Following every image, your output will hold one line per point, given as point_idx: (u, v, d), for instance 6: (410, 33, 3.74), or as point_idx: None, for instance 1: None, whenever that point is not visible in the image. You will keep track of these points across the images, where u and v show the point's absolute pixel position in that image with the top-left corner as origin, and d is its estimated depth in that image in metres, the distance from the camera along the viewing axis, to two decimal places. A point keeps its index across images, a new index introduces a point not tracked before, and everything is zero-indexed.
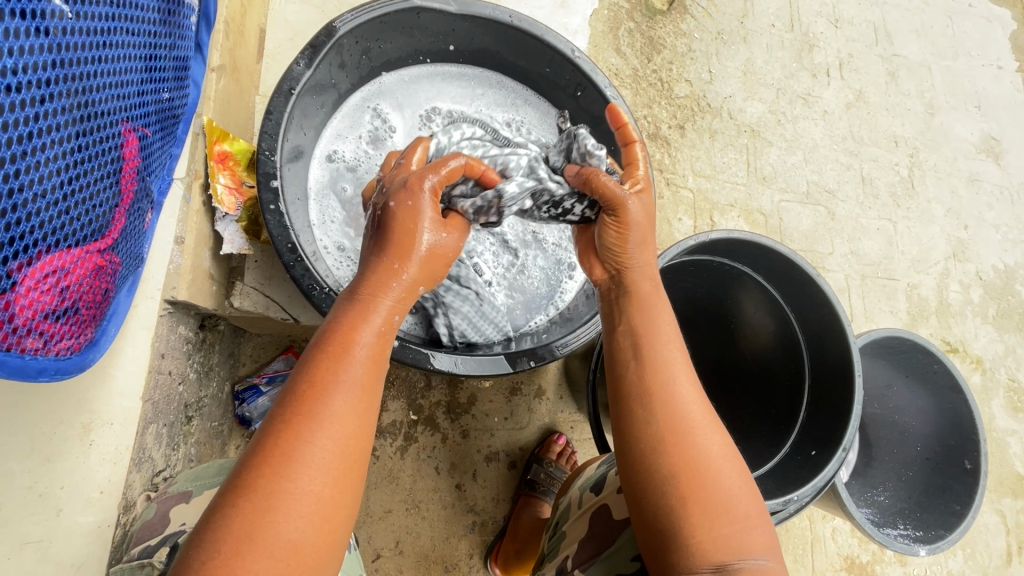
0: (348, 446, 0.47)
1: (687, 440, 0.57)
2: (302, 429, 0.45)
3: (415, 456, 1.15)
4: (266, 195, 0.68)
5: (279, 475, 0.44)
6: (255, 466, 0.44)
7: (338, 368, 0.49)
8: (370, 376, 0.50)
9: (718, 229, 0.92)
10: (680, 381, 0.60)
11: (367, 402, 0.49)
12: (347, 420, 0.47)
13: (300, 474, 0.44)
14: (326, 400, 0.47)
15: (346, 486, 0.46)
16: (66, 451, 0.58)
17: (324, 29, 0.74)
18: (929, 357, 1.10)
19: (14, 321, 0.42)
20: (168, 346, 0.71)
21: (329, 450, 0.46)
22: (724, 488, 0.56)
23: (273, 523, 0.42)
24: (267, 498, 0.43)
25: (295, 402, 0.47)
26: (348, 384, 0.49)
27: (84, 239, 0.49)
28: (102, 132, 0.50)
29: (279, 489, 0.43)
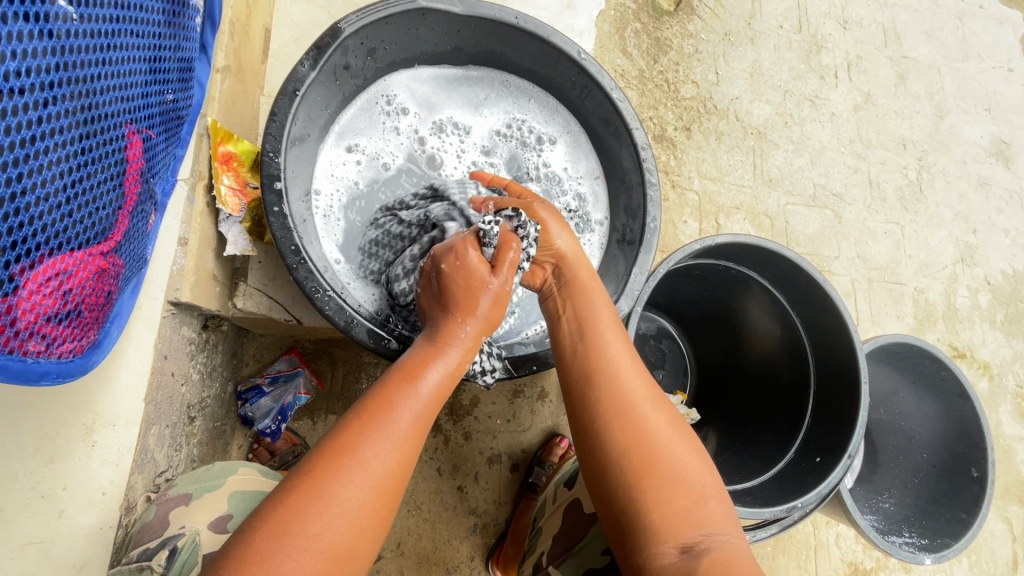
0: (402, 460, 0.52)
1: (616, 381, 0.62)
2: (364, 438, 0.51)
3: (417, 457, 1.15)
4: (270, 197, 0.67)
5: (334, 474, 0.48)
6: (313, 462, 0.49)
7: (410, 390, 0.56)
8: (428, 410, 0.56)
9: (725, 233, 0.91)
10: (610, 334, 0.66)
11: (421, 429, 0.55)
12: (404, 438, 0.53)
13: (353, 478, 0.48)
14: (389, 416, 0.53)
15: (387, 498, 0.50)
16: (70, 452, 0.58)
17: (329, 30, 0.74)
18: (937, 364, 1.09)
19: (16, 324, 0.42)
20: (170, 347, 0.71)
21: (387, 462, 0.50)
22: (658, 424, 0.60)
23: (315, 518, 0.46)
24: (317, 493, 0.47)
25: (366, 411, 0.53)
26: (409, 410, 0.54)
27: (87, 241, 0.49)
28: (105, 134, 0.50)
29: (329, 488, 0.47)
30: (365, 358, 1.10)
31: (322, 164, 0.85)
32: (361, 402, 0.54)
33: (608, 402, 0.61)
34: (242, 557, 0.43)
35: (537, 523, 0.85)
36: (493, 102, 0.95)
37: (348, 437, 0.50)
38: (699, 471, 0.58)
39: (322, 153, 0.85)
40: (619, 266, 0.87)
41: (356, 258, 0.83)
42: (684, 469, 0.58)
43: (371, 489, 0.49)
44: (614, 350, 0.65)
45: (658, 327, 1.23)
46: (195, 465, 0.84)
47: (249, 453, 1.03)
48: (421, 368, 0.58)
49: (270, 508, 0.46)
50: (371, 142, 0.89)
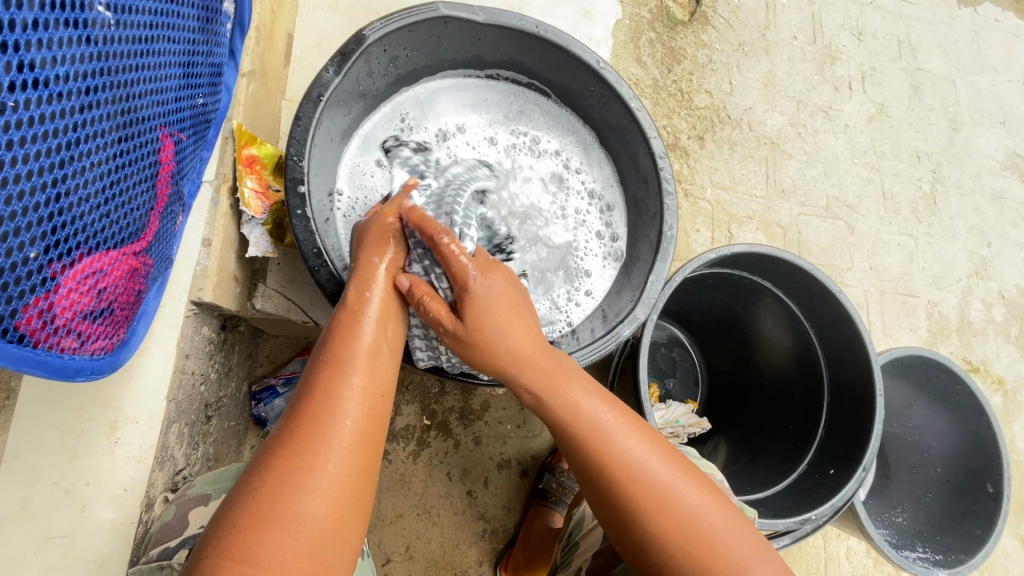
0: (359, 421, 0.52)
1: (614, 462, 0.58)
2: (315, 413, 0.50)
3: (427, 461, 1.16)
4: (293, 200, 0.68)
5: (294, 453, 0.48)
6: (278, 441, 0.49)
7: (348, 355, 0.55)
8: (375, 358, 0.56)
9: (739, 242, 0.91)
10: (597, 415, 0.60)
11: (372, 393, 0.54)
12: (355, 404, 0.52)
13: (311, 453, 0.48)
14: (331, 382, 0.52)
15: (357, 463, 0.50)
16: (93, 448, 0.59)
17: (353, 37, 0.75)
18: (951, 378, 1.08)
19: (55, 320, 0.43)
20: (192, 346, 0.72)
21: (342, 429, 0.50)
22: (679, 493, 0.58)
23: (290, 500, 0.46)
24: (286, 476, 0.47)
25: (309, 387, 0.52)
26: (354, 364, 0.54)
27: (121, 241, 0.50)
28: (140, 137, 0.51)
29: (291, 467, 0.48)
30: None
31: (344, 167, 0.86)
32: (307, 372, 0.54)
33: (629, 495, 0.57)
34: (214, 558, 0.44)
35: (574, 536, 0.85)
36: (511, 111, 0.96)
37: (297, 422, 0.50)
38: (707, 512, 0.57)
39: (341, 156, 0.86)
40: (635, 275, 0.88)
41: None
42: (720, 543, 0.56)
43: (336, 461, 0.49)
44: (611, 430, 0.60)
45: (670, 336, 1.23)
46: (210, 464, 0.85)
47: None
48: (353, 326, 0.57)
49: (242, 501, 0.46)
50: (393, 149, 0.90)
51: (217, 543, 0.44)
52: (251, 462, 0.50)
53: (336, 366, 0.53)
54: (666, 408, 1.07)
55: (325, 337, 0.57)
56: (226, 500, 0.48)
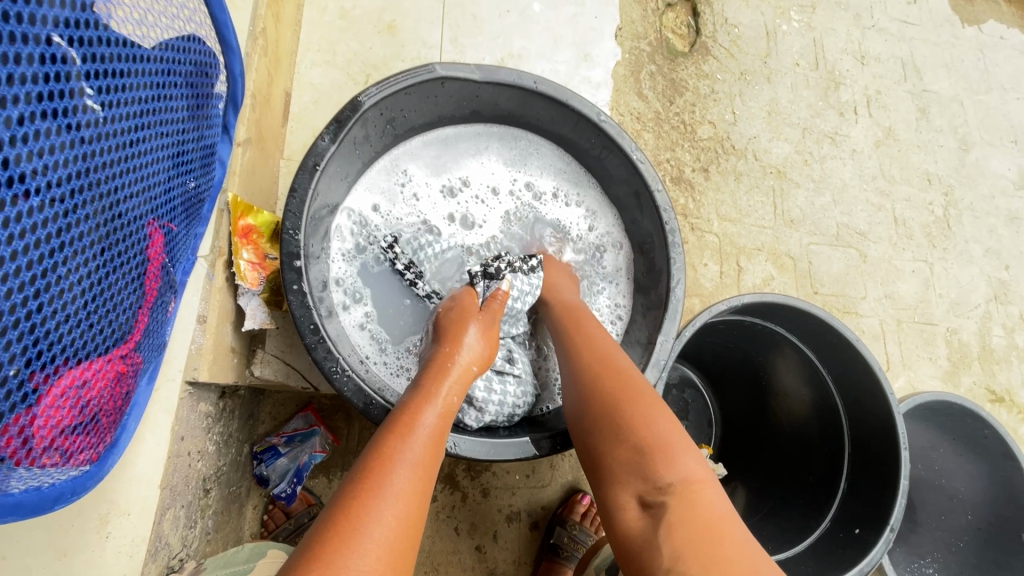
0: (410, 523, 0.50)
1: (639, 409, 0.62)
2: (369, 507, 0.48)
3: (434, 516, 1.12)
4: (289, 275, 0.67)
5: (340, 550, 0.45)
6: (322, 536, 0.46)
7: (409, 451, 0.54)
8: (429, 456, 0.55)
9: (750, 292, 0.88)
10: (602, 340, 0.73)
11: (424, 494, 0.53)
12: (410, 504, 0.51)
13: (362, 552, 0.45)
14: (389, 478, 0.51)
15: (400, 571, 0.47)
16: (84, 544, 0.57)
17: (349, 103, 0.74)
18: (978, 422, 1.03)
19: (29, 441, 0.41)
20: (187, 427, 0.69)
21: (394, 529, 0.48)
22: (654, 399, 0.64)
23: None
24: (328, 571, 0.43)
25: (364, 479, 0.51)
26: (409, 460, 0.53)
27: (107, 347, 0.48)
28: (129, 236, 0.50)
29: (341, 563, 0.44)
30: None
31: (340, 230, 0.84)
32: (361, 459, 0.53)
33: (606, 390, 0.65)
34: None
35: None
36: (514, 159, 0.95)
37: (350, 515, 0.47)
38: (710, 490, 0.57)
39: (338, 220, 0.85)
40: (642, 332, 0.85)
41: (373, 330, 0.83)
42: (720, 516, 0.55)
43: (382, 562, 0.46)
44: (613, 352, 0.71)
45: (683, 377, 1.20)
46: (209, 537, 0.82)
47: (264, 514, 1.02)
48: (413, 424, 0.57)
49: None
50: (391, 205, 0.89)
51: None
52: (288, 560, 0.45)
53: (390, 462, 0.52)
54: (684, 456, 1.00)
55: (382, 431, 0.56)
56: None
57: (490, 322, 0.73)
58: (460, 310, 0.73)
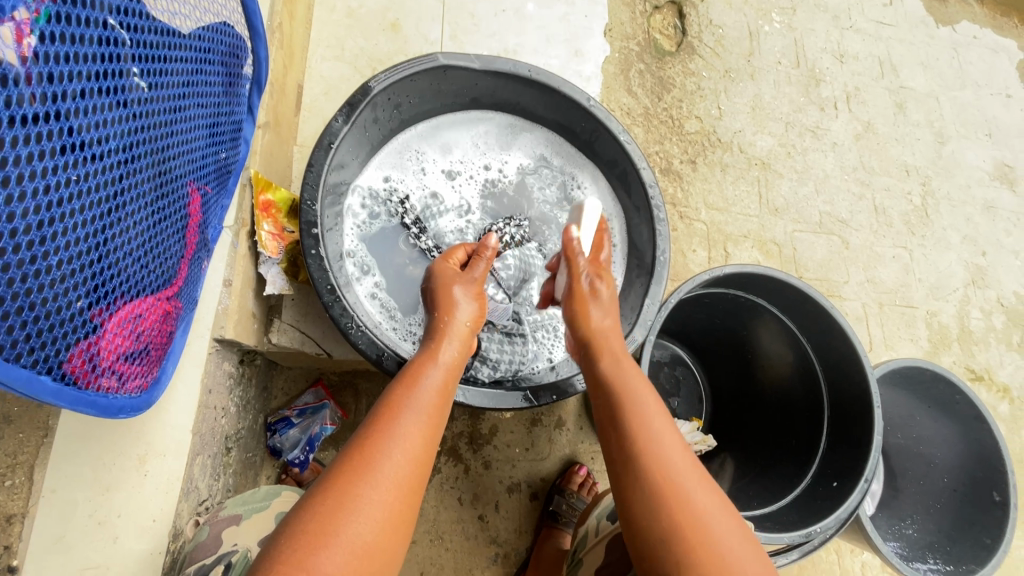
0: (418, 460, 0.56)
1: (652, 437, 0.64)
2: (379, 446, 0.54)
3: (438, 486, 1.18)
4: (307, 241, 0.73)
5: (353, 482, 0.51)
6: (339, 470, 0.52)
7: (414, 399, 0.60)
8: (434, 403, 0.61)
9: (731, 263, 0.95)
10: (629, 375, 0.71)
11: (432, 434, 0.59)
12: (416, 442, 0.57)
13: (374, 483, 0.52)
14: (397, 422, 0.57)
15: (410, 502, 0.54)
16: (124, 481, 0.63)
17: (360, 88, 0.81)
18: (950, 388, 1.10)
19: (97, 362, 0.47)
20: (214, 381, 0.76)
21: (404, 465, 0.54)
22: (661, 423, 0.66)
23: (343, 522, 0.49)
24: (343, 500, 0.50)
25: (374, 423, 0.57)
26: (416, 408, 0.59)
27: (156, 288, 0.54)
28: (172, 193, 0.57)
29: (354, 493, 0.50)
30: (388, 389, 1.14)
31: (352, 207, 0.91)
32: (375, 406, 0.59)
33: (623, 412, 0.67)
34: (273, 562, 0.46)
35: (577, 555, 0.87)
36: (513, 144, 1.02)
37: (363, 453, 0.53)
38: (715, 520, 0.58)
39: (350, 197, 0.91)
40: (632, 298, 0.92)
41: (384, 299, 0.89)
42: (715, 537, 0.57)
43: (391, 493, 0.52)
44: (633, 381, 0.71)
45: (673, 354, 1.26)
46: (230, 494, 0.87)
47: (277, 483, 1.07)
48: (421, 375, 0.63)
49: (302, 520, 0.49)
50: (398, 181, 0.96)
51: (279, 552, 0.47)
52: (309, 489, 0.52)
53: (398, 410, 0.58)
54: None
55: (394, 383, 0.62)
56: (287, 517, 0.50)
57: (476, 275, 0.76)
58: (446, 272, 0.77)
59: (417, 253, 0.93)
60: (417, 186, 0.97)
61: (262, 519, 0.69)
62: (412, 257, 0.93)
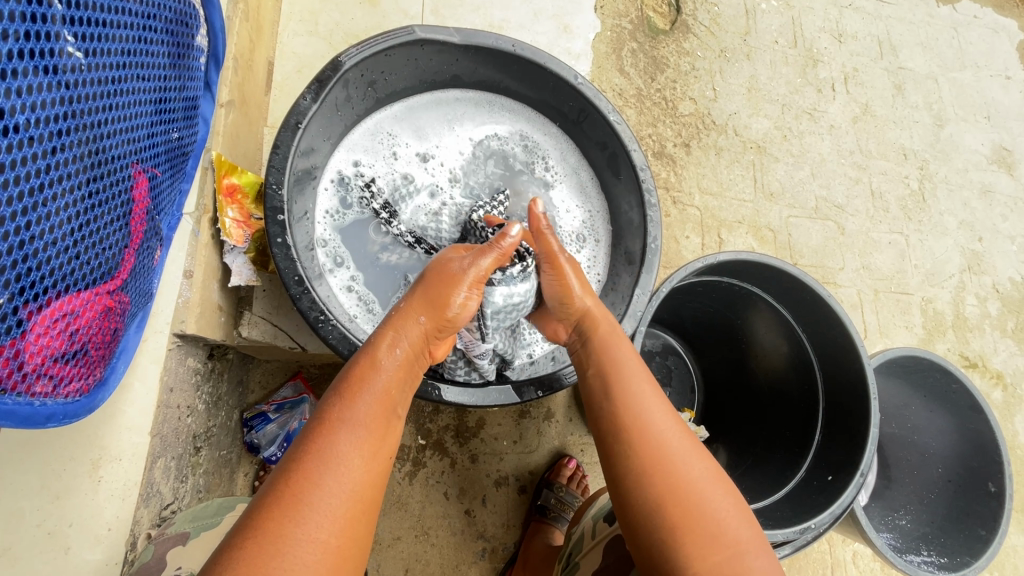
0: (357, 484, 0.51)
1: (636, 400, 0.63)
2: (312, 473, 0.50)
3: (424, 481, 1.14)
4: (273, 229, 0.68)
5: (285, 520, 0.47)
6: (266, 509, 0.47)
7: (352, 415, 0.55)
8: (375, 415, 0.56)
9: (726, 250, 0.90)
10: (639, 387, 0.64)
11: (376, 450, 0.54)
12: (355, 465, 0.52)
13: (304, 519, 0.47)
14: (333, 442, 0.52)
15: (352, 536, 0.50)
16: (76, 488, 0.58)
17: (329, 63, 0.76)
18: (947, 377, 1.07)
19: (23, 367, 0.43)
20: (176, 379, 0.71)
21: (342, 494, 0.50)
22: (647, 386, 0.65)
23: (275, 567, 0.45)
24: (274, 542, 0.46)
25: (308, 444, 0.52)
26: (354, 423, 0.54)
27: (93, 282, 0.49)
28: (112, 177, 0.51)
29: (285, 532, 0.46)
30: None
31: (323, 194, 0.86)
32: (309, 422, 0.54)
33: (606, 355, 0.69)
34: None
35: (573, 557, 0.82)
36: (495, 125, 0.97)
37: (294, 484, 0.49)
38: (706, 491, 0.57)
39: (321, 181, 0.86)
40: (620, 288, 0.88)
41: (360, 291, 0.85)
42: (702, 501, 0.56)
43: (327, 528, 0.48)
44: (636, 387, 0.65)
45: (664, 345, 1.23)
46: (201, 495, 0.83)
47: (255, 481, 1.03)
48: (364, 383, 0.57)
49: (224, 569, 0.44)
50: (374, 164, 0.91)
51: None
52: (232, 530, 0.47)
53: (333, 428, 0.53)
54: None
55: (333, 392, 0.57)
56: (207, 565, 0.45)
57: (467, 267, 0.68)
58: (440, 270, 0.68)
59: (394, 239, 0.88)
60: (394, 168, 0.92)
61: (210, 537, 0.66)
62: (388, 244, 0.88)
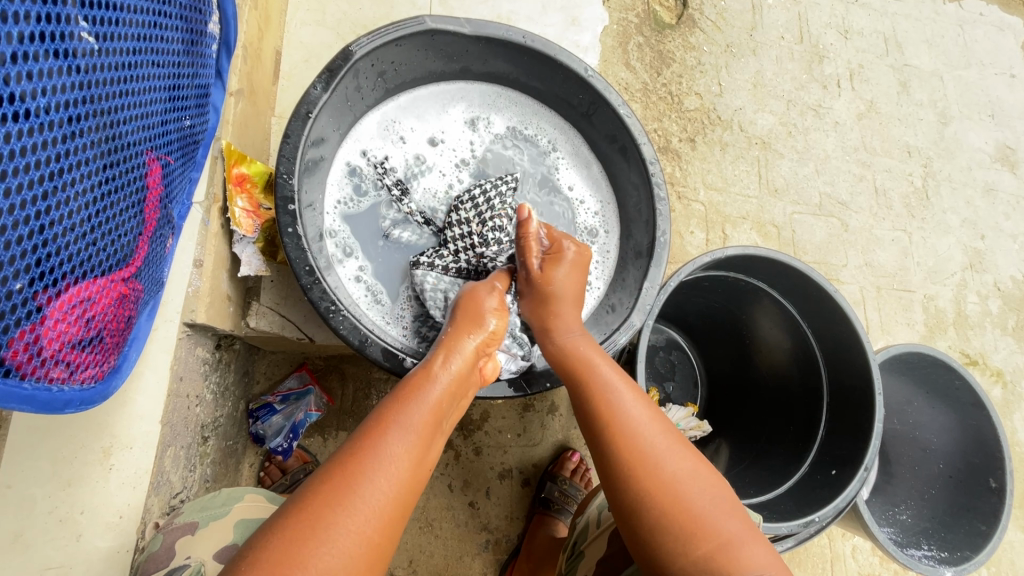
0: (403, 485, 0.52)
1: (618, 405, 0.65)
2: (363, 468, 0.50)
3: (428, 473, 1.15)
4: (284, 218, 0.68)
5: (327, 508, 0.47)
6: (313, 494, 0.48)
7: (407, 418, 0.56)
8: (428, 423, 0.57)
9: (733, 245, 0.91)
10: (617, 388, 0.67)
11: (423, 460, 0.54)
12: (403, 471, 0.52)
13: (350, 512, 0.48)
14: (386, 442, 0.53)
15: (387, 536, 0.50)
16: (87, 476, 0.58)
17: (340, 53, 0.75)
18: (950, 373, 1.08)
19: (42, 353, 0.42)
20: (186, 368, 0.71)
21: (387, 494, 0.50)
22: (619, 386, 0.67)
23: (311, 553, 0.45)
24: (316, 527, 0.46)
25: (363, 440, 0.53)
26: (407, 428, 0.55)
27: (108, 269, 0.49)
28: (127, 163, 0.51)
29: (328, 519, 0.47)
30: (375, 374, 1.10)
31: (332, 183, 0.86)
32: (366, 422, 0.55)
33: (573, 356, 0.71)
34: None
35: (578, 548, 0.82)
36: (503, 117, 0.96)
37: (344, 475, 0.49)
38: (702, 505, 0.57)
39: (330, 171, 0.86)
40: (628, 281, 0.88)
41: (368, 282, 0.84)
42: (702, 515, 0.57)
43: (371, 522, 0.48)
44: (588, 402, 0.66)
45: (669, 340, 1.22)
46: (209, 485, 0.84)
47: (261, 471, 1.03)
48: (421, 392, 0.58)
49: (265, 545, 0.45)
50: (383, 154, 0.90)
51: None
52: (280, 508, 0.48)
53: (388, 430, 0.53)
54: (666, 412, 1.08)
55: (392, 396, 0.58)
56: (248, 541, 0.46)
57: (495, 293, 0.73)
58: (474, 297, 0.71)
59: (405, 218, 0.89)
60: (407, 149, 0.92)
61: (218, 530, 0.64)
62: (398, 222, 0.89)
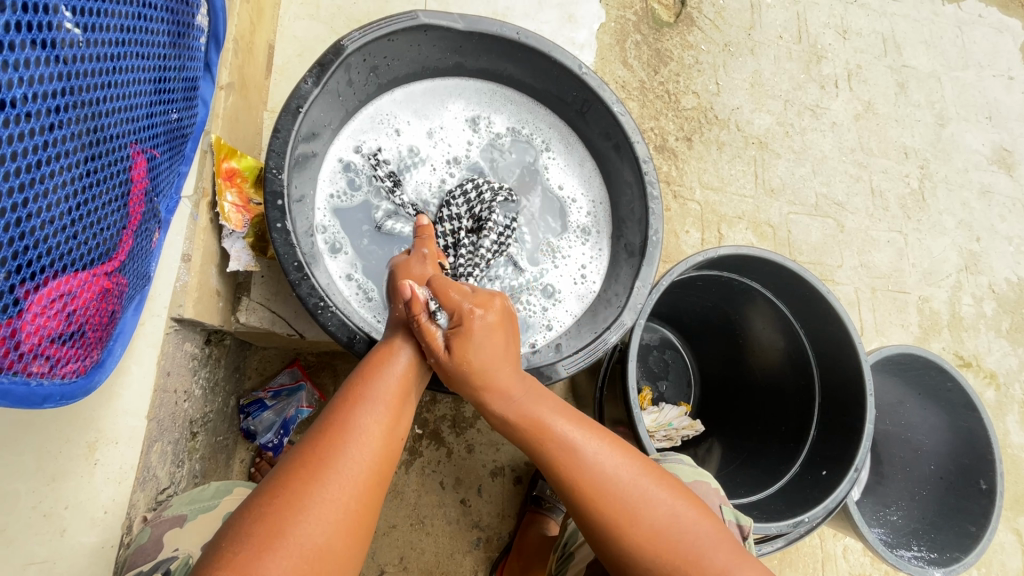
0: (379, 453, 0.55)
1: (575, 462, 0.62)
2: (337, 440, 0.53)
3: (420, 470, 1.15)
4: (272, 213, 0.68)
5: (304, 479, 0.50)
6: (290, 470, 0.51)
7: (374, 392, 0.59)
8: (396, 392, 0.60)
9: (727, 245, 0.91)
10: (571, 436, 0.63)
11: (393, 427, 0.58)
12: (377, 439, 0.55)
13: (328, 481, 0.50)
14: (355, 415, 0.56)
15: (370, 501, 0.52)
16: (71, 471, 0.58)
17: (332, 47, 0.74)
18: (942, 375, 1.08)
19: (20, 347, 0.42)
20: (174, 363, 0.71)
21: (363, 463, 0.53)
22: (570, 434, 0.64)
23: (295, 520, 0.48)
24: (298, 495, 0.49)
25: (333, 415, 0.56)
26: (375, 402, 0.58)
27: (91, 262, 0.49)
28: (111, 156, 0.51)
29: (308, 489, 0.49)
30: None
31: (325, 177, 0.86)
32: (333, 399, 0.58)
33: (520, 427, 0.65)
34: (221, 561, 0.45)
35: (567, 547, 0.83)
36: (498, 113, 0.96)
37: (318, 449, 0.52)
38: (679, 520, 0.60)
39: (323, 165, 0.86)
40: (621, 278, 0.88)
41: (359, 278, 0.84)
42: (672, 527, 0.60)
43: (349, 490, 0.51)
44: (551, 418, 0.65)
45: (663, 339, 1.22)
46: (197, 480, 0.83)
47: (251, 468, 1.02)
48: (384, 368, 0.61)
49: (248, 522, 0.47)
50: (376, 149, 0.90)
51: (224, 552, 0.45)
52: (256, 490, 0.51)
53: (355, 404, 0.56)
54: (659, 411, 1.08)
55: (358, 371, 0.61)
56: (227, 524, 0.48)
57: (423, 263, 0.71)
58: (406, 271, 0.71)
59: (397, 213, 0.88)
60: (401, 142, 0.92)
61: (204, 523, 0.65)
62: (390, 213, 0.88)
